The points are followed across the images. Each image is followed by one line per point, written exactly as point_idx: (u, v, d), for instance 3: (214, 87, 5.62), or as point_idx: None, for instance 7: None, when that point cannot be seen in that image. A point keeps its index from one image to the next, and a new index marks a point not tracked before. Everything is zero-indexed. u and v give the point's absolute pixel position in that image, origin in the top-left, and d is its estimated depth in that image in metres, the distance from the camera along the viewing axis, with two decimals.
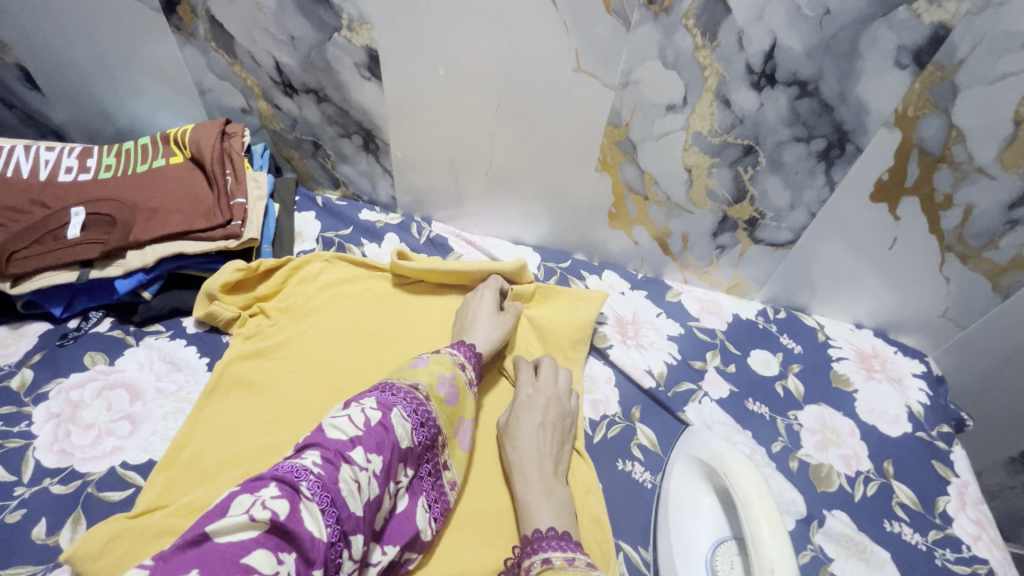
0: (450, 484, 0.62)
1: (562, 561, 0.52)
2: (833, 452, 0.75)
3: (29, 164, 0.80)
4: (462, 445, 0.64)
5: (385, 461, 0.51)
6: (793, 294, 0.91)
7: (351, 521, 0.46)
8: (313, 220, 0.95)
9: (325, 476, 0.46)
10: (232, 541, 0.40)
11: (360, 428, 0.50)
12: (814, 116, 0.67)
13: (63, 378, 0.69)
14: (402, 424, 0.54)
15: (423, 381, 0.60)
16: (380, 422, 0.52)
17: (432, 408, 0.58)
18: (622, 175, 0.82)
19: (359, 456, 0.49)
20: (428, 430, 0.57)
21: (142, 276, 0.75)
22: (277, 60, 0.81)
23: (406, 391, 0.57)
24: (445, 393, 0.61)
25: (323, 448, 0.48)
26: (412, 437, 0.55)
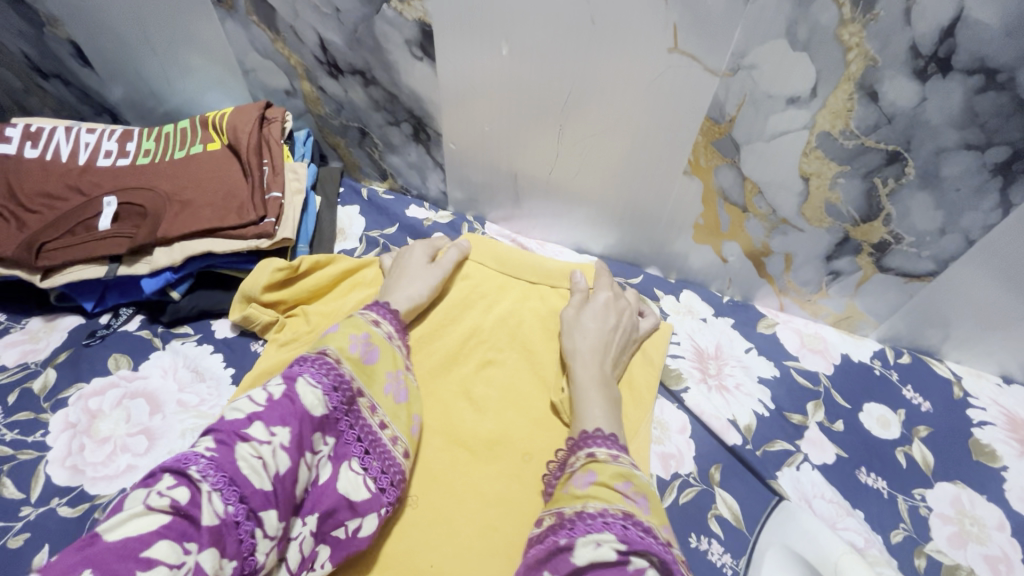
0: (391, 439, 0.56)
1: (605, 457, 0.53)
2: (972, 551, 0.59)
3: (69, 147, 0.75)
4: (396, 396, 0.59)
5: (295, 432, 0.47)
6: (921, 335, 0.73)
7: (259, 499, 0.42)
8: (357, 216, 0.87)
9: (218, 457, 0.42)
10: (128, 536, 0.37)
11: (259, 405, 0.46)
12: (1000, 117, 0.49)
13: (85, 383, 0.64)
14: (312, 392, 0.50)
15: (334, 345, 0.56)
16: (284, 394, 0.48)
17: (345, 370, 0.54)
18: (717, 180, 0.68)
19: (258, 431, 0.44)
20: (346, 391, 0.53)
21: (170, 275, 0.69)
22: (321, 36, 0.71)
23: (314, 358, 0.53)
24: (363, 352, 0.58)
25: (218, 429, 0.44)
26: (326, 402, 0.50)
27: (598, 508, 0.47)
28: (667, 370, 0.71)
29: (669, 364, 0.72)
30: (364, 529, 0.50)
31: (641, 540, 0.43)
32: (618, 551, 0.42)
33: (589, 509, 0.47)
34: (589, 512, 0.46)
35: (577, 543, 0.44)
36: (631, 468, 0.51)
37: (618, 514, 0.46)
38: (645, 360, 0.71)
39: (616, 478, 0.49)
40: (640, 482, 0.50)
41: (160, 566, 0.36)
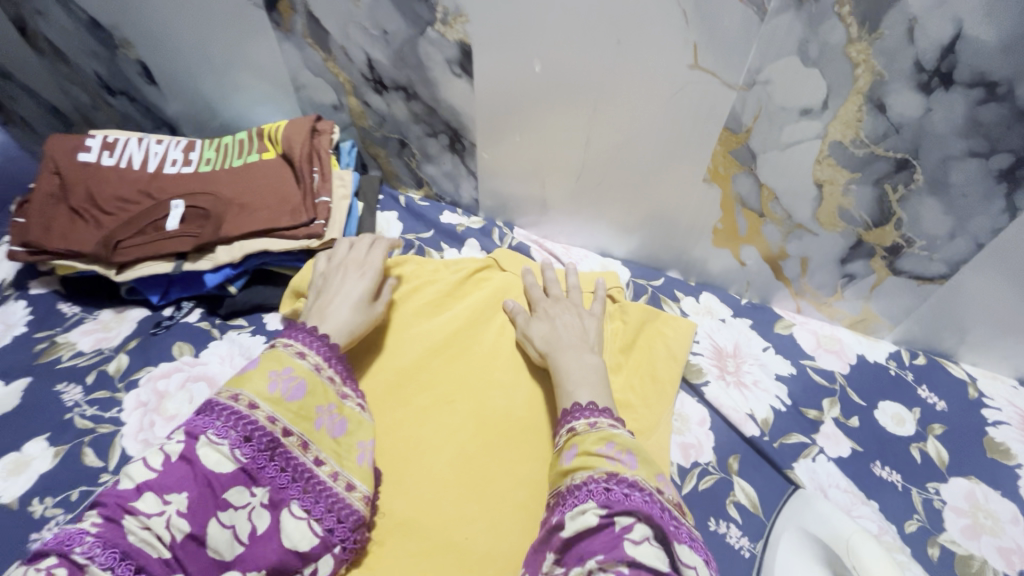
0: (331, 475, 0.55)
1: (586, 426, 0.56)
2: (985, 542, 0.61)
3: (140, 156, 0.84)
4: (332, 432, 0.58)
5: (193, 495, 0.48)
6: (936, 337, 0.76)
7: (157, 568, 0.45)
8: (395, 220, 0.93)
9: (105, 534, 0.44)
10: None
11: (150, 472, 0.48)
12: (1002, 126, 0.53)
13: (153, 366, 0.71)
14: (215, 449, 0.50)
15: (249, 389, 0.54)
16: (180, 456, 0.49)
17: (260, 416, 0.53)
18: (735, 187, 0.72)
19: (148, 504, 0.46)
20: (263, 437, 0.52)
21: (229, 271, 0.76)
22: (369, 56, 0.78)
23: (223, 405, 0.52)
24: (282, 390, 0.55)
25: (104, 504, 0.46)
26: (236, 456, 0.51)
27: (584, 477, 0.51)
28: (687, 366, 0.75)
29: (689, 361, 0.76)
30: (320, 571, 0.53)
31: (624, 499, 0.47)
32: (599, 516, 0.47)
33: (576, 480, 0.52)
34: (577, 484, 0.51)
35: (568, 517, 0.49)
36: (610, 428, 0.55)
37: (602, 476, 0.50)
38: (669, 355, 0.74)
39: (598, 444, 0.53)
40: (621, 439, 0.53)
41: None
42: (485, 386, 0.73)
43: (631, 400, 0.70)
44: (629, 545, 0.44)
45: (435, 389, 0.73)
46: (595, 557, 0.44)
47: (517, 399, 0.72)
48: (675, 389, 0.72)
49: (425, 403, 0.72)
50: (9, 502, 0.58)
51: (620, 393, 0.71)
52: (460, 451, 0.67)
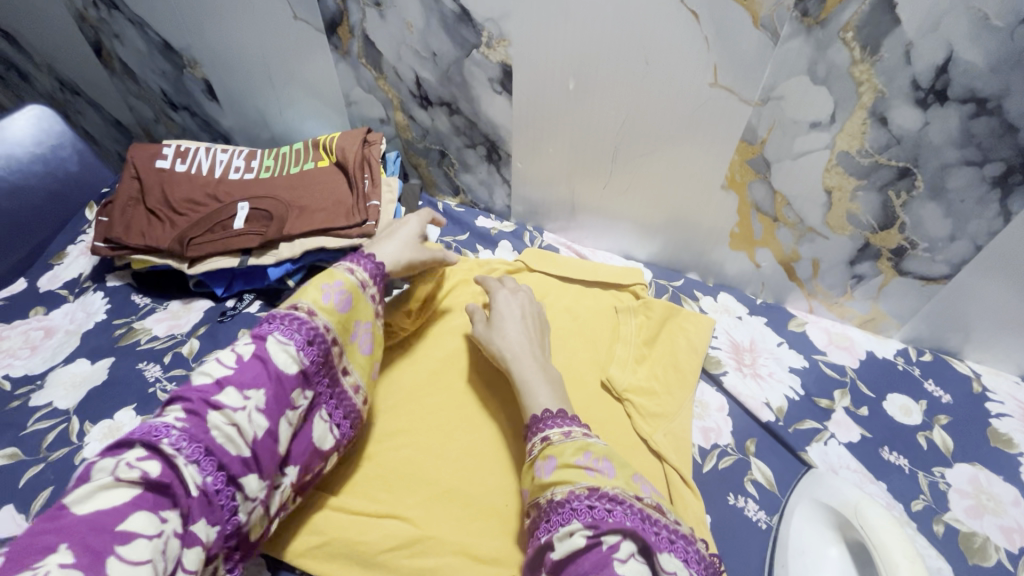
0: (352, 387, 0.65)
1: (559, 436, 0.58)
2: (989, 521, 0.65)
3: (208, 163, 0.93)
4: (362, 348, 0.66)
5: (268, 394, 0.54)
6: (941, 336, 0.81)
7: (236, 464, 0.50)
8: (434, 224, 1.01)
9: (189, 428, 0.48)
10: (103, 510, 0.43)
11: (230, 369, 0.52)
12: (993, 137, 0.59)
13: (222, 349, 0.79)
14: (284, 349, 0.56)
15: (308, 300, 0.61)
16: (255, 354, 0.54)
17: (319, 324, 0.60)
18: (750, 194, 0.79)
19: (231, 399, 0.51)
20: (320, 344, 0.59)
21: (289, 266, 0.84)
22: (418, 74, 0.87)
23: (286, 313, 0.58)
24: (336, 301, 0.62)
25: (187, 400, 0.50)
26: (301, 358, 0.57)
27: (564, 492, 0.53)
28: (707, 358, 0.81)
29: (708, 353, 0.81)
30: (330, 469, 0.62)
31: (605, 517, 0.49)
32: (586, 537, 0.49)
33: (557, 496, 0.53)
34: (558, 500, 0.53)
35: (555, 537, 0.51)
36: (585, 438, 0.58)
37: (584, 491, 0.52)
38: (689, 347, 0.81)
39: (575, 455, 0.56)
40: (597, 449, 0.56)
41: (141, 536, 0.42)
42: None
43: (655, 387, 0.76)
44: (616, 564, 0.47)
45: (474, 374, 0.80)
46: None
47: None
48: (695, 379, 0.78)
49: (466, 387, 0.79)
50: None
51: (646, 382, 0.77)
52: (499, 430, 0.74)
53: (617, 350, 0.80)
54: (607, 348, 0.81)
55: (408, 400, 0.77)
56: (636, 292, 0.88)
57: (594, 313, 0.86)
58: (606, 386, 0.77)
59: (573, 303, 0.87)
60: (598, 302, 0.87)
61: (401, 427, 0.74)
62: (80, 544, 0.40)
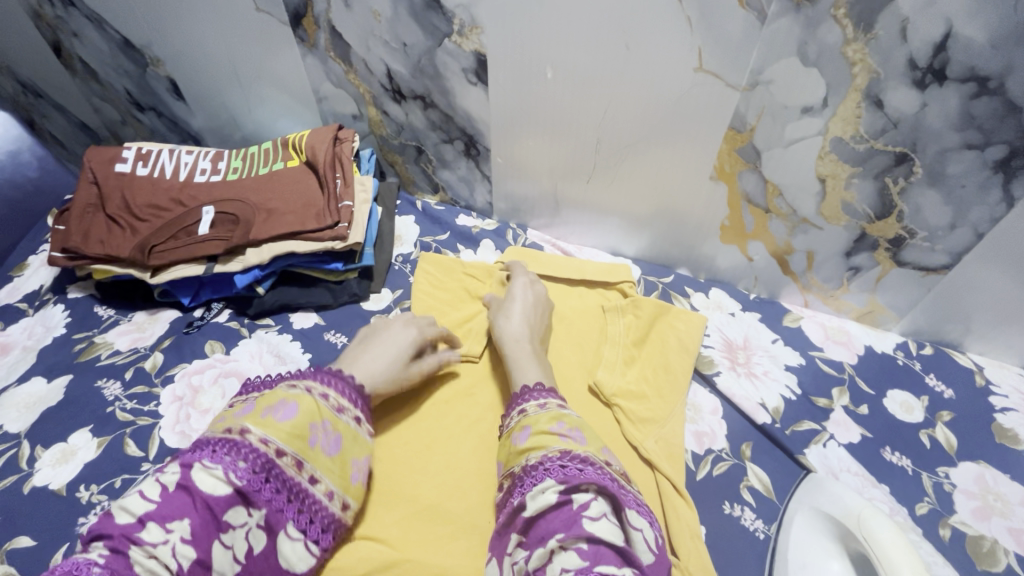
0: (326, 494, 0.56)
1: (535, 408, 0.60)
2: (996, 524, 0.62)
3: (172, 166, 0.88)
4: (327, 450, 0.56)
5: (195, 523, 0.46)
6: (942, 328, 0.78)
7: None
8: (413, 224, 0.97)
9: (109, 567, 0.42)
10: None
11: (150, 502, 0.46)
12: (995, 119, 0.55)
13: (187, 363, 0.74)
14: (211, 474, 0.48)
15: (243, 419, 0.53)
16: (177, 484, 0.47)
17: (256, 441, 0.51)
18: (741, 185, 0.75)
19: (149, 534, 0.44)
20: (261, 462, 0.51)
21: (258, 272, 0.80)
22: (389, 67, 0.83)
23: (216, 439, 0.51)
24: (276, 415, 0.54)
25: (107, 537, 0.44)
26: (232, 479, 0.49)
27: (538, 457, 0.54)
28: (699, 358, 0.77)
29: (700, 353, 0.78)
30: None
31: (578, 473, 0.51)
32: (557, 493, 0.50)
33: (531, 461, 0.54)
34: (532, 463, 0.54)
35: (528, 498, 0.52)
36: (558, 409, 0.60)
37: (557, 454, 0.53)
38: (680, 348, 0.77)
39: (549, 423, 0.57)
40: (570, 419, 0.58)
41: None
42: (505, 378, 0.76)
43: (646, 391, 0.73)
44: (586, 521, 0.48)
45: (457, 381, 0.76)
46: (555, 536, 0.48)
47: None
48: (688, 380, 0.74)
49: (447, 396, 0.75)
50: (59, 488, 0.61)
51: (636, 385, 0.73)
52: (481, 439, 0.71)
53: (605, 351, 0.77)
54: (594, 351, 0.78)
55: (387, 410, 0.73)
56: (624, 290, 0.84)
57: (582, 314, 0.83)
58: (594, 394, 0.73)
59: (559, 302, 0.84)
60: (588, 302, 0.84)
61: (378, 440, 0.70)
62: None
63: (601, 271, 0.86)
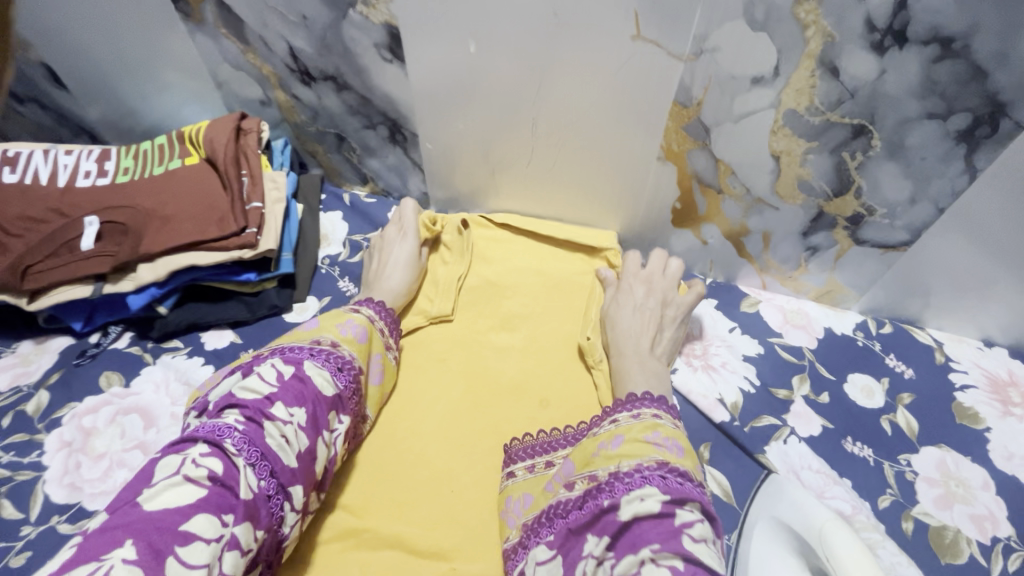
0: (363, 418, 0.62)
1: (630, 419, 0.54)
2: (959, 511, 0.60)
3: (48, 170, 0.76)
4: (373, 378, 0.64)
5: (310, 413, 0.51)
6: (902, 305, 0.75)
7: (286, 475, 0.48)
8: (340, 221, 0.86)
9: (249, 433, 0.46)
10: (173, 504, 0.40)
11: (274, 386, 0.50)
12: (959, 84, 0.50)
13: (77, 403, 0.65)
14: (319, 373, 0.54)
15: (328, 334, 0.59)
16: (295, 375, 0.52)
17: (344, 354, 0.58)
18: (691, 164, 0.68)
19: (280, 412, 0.49)
20: (349, 371, 0.57)
21: (155, 290, 0.70)
22: (290, 44, 0.72)
23: (309, 346, 0.56)
24: (354, 334, 0.61)
25: (244, 407, 0.48)
26: (336, 383, 0.55)
27: (632, 465, 0.48)
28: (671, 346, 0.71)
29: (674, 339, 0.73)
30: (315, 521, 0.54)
31: (681, 488, 0.45)
32: (661, 502, 0.44)
33: (623, 468, 0.48)
34: (625, 471, 0.48)
35: (622, 500, 0.45)
36: (655, 419, 0.53)
37: (654, 464, 0.47)
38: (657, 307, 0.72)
39: (644, 431, 0.51)
40: (666, 429, 0.52)
41: (201, 539, 0.39)
42: (477, 344, 0.74)
43: None
44: (687, 540, 0.41)
45: (429, 346, 0.73)
46: (649, 545, 0.42)
47: (508, 360, 0.72)
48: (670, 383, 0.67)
49: (418, 359, 0.72)
50: None
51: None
52: (451, 407, 0.68)
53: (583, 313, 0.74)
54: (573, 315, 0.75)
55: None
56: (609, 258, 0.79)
57: (561, 280, 0.79)
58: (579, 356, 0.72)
59: (539, 263, 0.80)
60: (563, 266, 0.80)
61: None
62: (143, 541, 0.38)
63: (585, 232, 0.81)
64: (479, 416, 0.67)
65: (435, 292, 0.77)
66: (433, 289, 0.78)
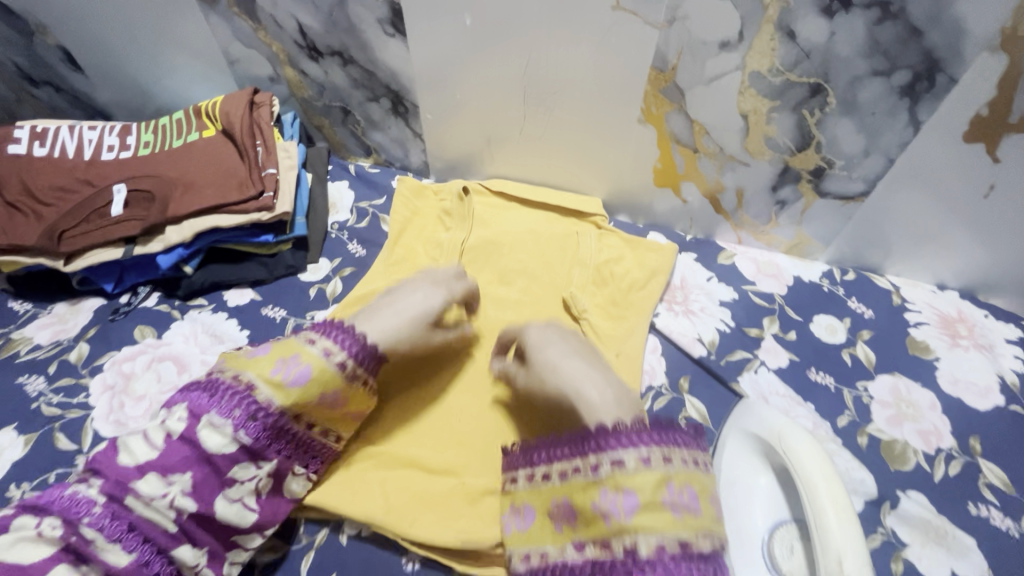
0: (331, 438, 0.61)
1: (612, 469, 0.49)
2: (908, 428, 0.68)
3: (74, 144, 0.82)
4: (330, 407, 0.58)
5: (196, 476, 0.52)
6: (864, 254, 0.82)
7: (164, 537, 0.51)
8: (347, 190, 0.93)
9: (107, 510, 0.49)
10: (27, 560, 0.46)
11: (154, 450, 0.51)
12: (899, 43, 0.57)
13: (116, 352, 0.71)
14: (216, 432, 0.52)
15: (255, 372, 0.55)
16: (180, 437, 0.52)
17: (261, 398, 0.54)
18: (669, 126, 0.75)
19: (149, 487, 0.50)
20: (265, 419, 0.54)
21: (182, 251, 0.76)
22: (299, 22, 0.78)
23: (227, 386, 0.54)
24: (290, 378, 0.55)
25: (108, 474, 0.51)
26: (238, 436, 0.53)
27: (652, 548, 0.46)
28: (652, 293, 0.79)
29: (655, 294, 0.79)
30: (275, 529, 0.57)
31: None
32: None
33: (641, 549, 0.46)
34: (642, 555, 0.46)
35: None
36: (700, 472, 0.50)
37: (675, 551, 0.46)
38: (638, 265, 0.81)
39: (659, 490, 0.47)
40: (700, 484, 0.49)
41: None
42: (479, 298, 0.80)
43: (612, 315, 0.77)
44: None
45: None
46: None
47: (508, 311, 0.78)
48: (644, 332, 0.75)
49: None
50: None
51: (605, 304, 0.78)
52: (457, 352, 0.75)
53: (575, 274, 0.80)
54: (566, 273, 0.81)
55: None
56: (597, 222, 0.86)
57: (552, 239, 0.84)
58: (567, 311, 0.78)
59: (534, 225, 0.86)
60: (556, 227, 0.86)
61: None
62: None
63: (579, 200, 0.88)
64: (481, 358, 0.74)
65: (440, 253, 0.82)
66: (436, 250, 0.83)
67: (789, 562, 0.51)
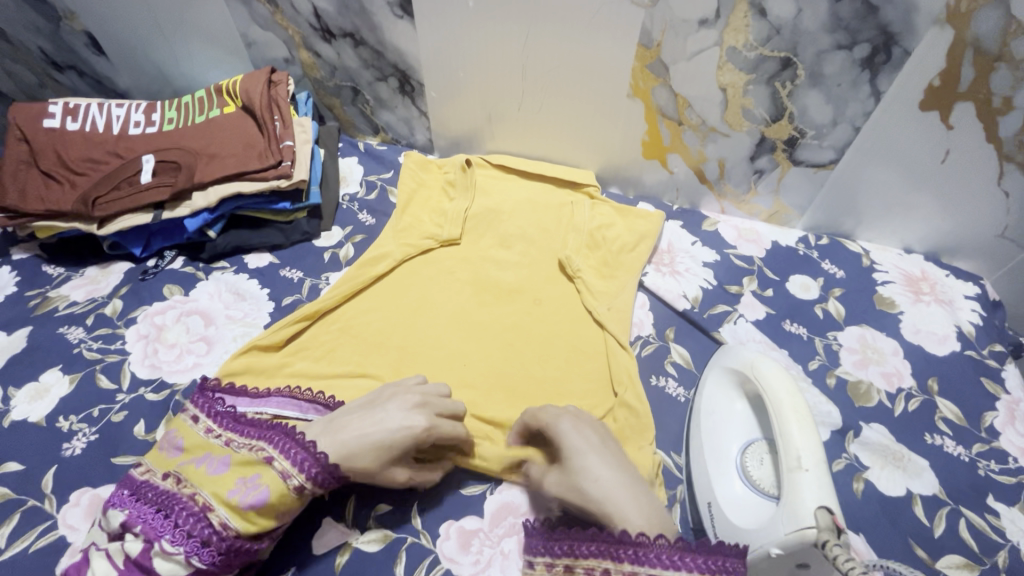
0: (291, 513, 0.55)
1: None
2: (873, 370, 0.74)
3: (103, 120, 0.87)
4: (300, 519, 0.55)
5: None
6: (837, 221, 0.89)
7: None
8: (356, 164, 0.99)
9: None
10: None
11: (115, 570, 0.49)
12: (857, 19, 0.64)
13: (148, 306, 0.78)
14: (170, 559, 0.50)
15: (211, 492, 0.52)
16: (136, 560, 0.49)
17: (215, 523, 0.50)
18: (655, 100, 0.82)
19: None
20: (219, 544, 0.50)
21: (207, 216, 0.82)
22: (315, 5, 0.84)
23: (184, 505, 0.51)
24: (245, 503, 0.51)
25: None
26: (193, 561, 0.50)
27: None
28: (641, 255, 0.85)
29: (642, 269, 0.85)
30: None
31: None
32: None
33: None
34: None
35: None
36: None
37: None
38: (627, 229, 0.87)
39: None
40: None
41: None
42: (482, 260, 0.86)
43: (605, 274, 0.83)
44: None
45: (441, 263, 0.85)
46: None
47: (508, 272, 0.85)
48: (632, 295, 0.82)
49: (431, 273, 0.84)
50: (37, 421, 0.66)
51: (598, 266, 0.84)
52: (461, 307, 0.81)
53: (569, 239, 0.86)
54: (562, 238, 0.88)
55: (382, 281, 0.82)
56: (590, 193, 0.92)
57: (550, 207, 0.91)
58: (562, 272, 0.84)
59: (532, 195, 0.92)
60: (552, 198, 0.92)
61: (375, 303, 0.80)
62: None
63: (573, 172, 0.94)
64: (484, 312, 0.81)
65: (445, 220, 0.88)
66: (441, 217, 0.89)
67: (759, 471, 0.59)
